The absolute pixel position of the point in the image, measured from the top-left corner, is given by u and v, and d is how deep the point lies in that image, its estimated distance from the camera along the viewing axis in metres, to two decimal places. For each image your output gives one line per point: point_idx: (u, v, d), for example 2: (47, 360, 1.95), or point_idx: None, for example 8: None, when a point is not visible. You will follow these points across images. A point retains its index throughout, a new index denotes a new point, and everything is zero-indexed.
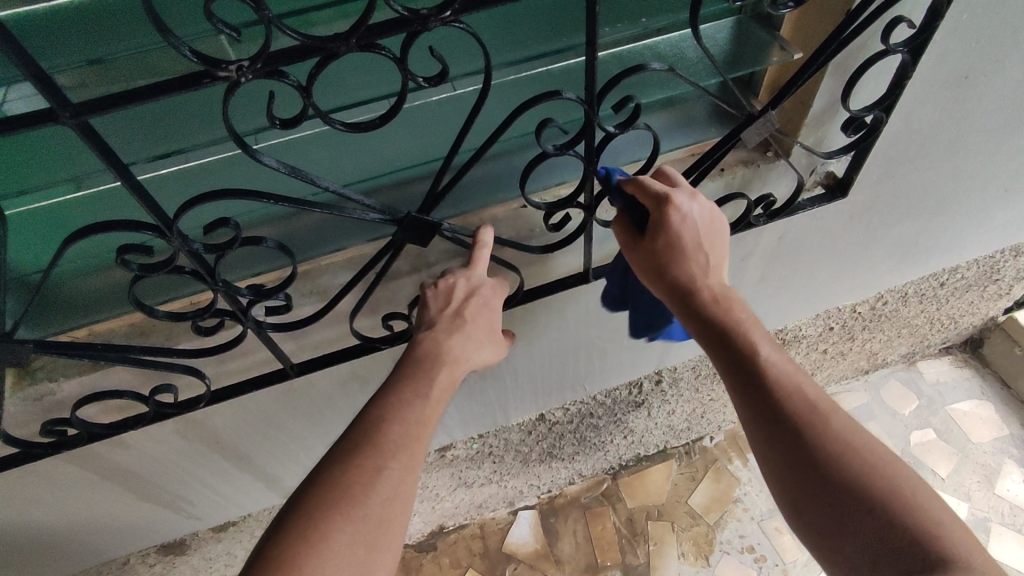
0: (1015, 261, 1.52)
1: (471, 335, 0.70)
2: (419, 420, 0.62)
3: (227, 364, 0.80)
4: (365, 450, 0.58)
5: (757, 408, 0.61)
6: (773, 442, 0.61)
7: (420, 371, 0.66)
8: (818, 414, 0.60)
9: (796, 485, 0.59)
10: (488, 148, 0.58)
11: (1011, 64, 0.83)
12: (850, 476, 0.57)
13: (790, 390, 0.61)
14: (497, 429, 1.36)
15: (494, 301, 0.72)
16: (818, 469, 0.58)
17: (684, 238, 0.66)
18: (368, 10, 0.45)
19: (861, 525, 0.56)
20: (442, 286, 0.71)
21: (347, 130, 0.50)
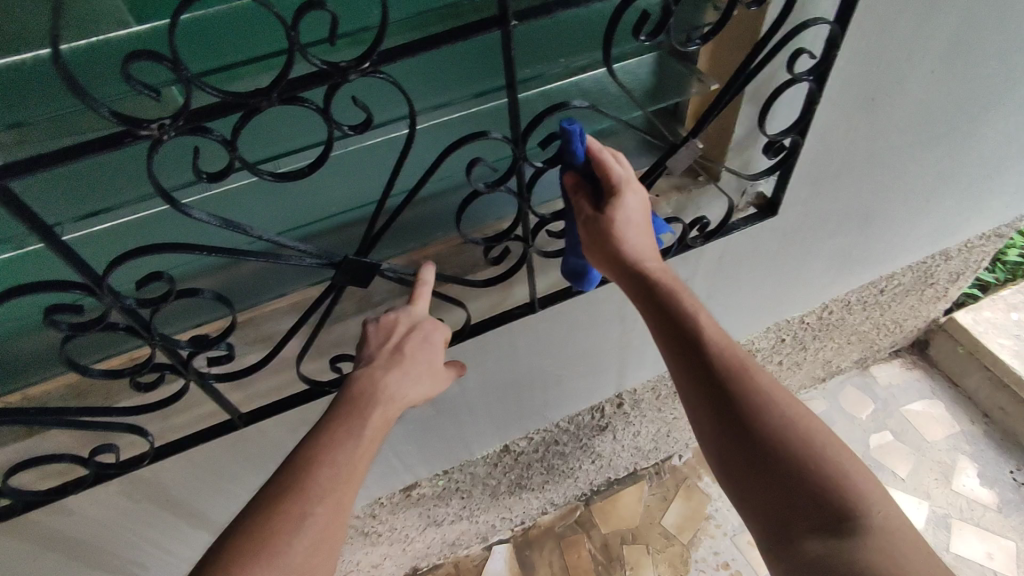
0: (948, 264, 1.60)
1: (409, 373, 0.69)
2: (350, 463, 0.60)
3: (171, 419, 0.78)
4: (289, 498, 0.56)
5: (699, 377, 0.64)
6: (715, 415, 0.63)
7: (353, 411, 0.64)
8: (756, 388, 0.63)
9: (730, 460, 0.62)
10: (419, 189, 0.60)
11: (911, 83, 0.90)
12: (788, 453, 0.59)
13: (735, 379, 0.63)
14: (463, 464, 1.34)
15: (438, 335, 0.73)
16: (754, 449, 0.60)
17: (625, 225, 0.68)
18: (286, 66, 0.47)
19: (792, 506, 0.58)
20: (384, 322, 0.72)
21: (276, 179, 0.53)
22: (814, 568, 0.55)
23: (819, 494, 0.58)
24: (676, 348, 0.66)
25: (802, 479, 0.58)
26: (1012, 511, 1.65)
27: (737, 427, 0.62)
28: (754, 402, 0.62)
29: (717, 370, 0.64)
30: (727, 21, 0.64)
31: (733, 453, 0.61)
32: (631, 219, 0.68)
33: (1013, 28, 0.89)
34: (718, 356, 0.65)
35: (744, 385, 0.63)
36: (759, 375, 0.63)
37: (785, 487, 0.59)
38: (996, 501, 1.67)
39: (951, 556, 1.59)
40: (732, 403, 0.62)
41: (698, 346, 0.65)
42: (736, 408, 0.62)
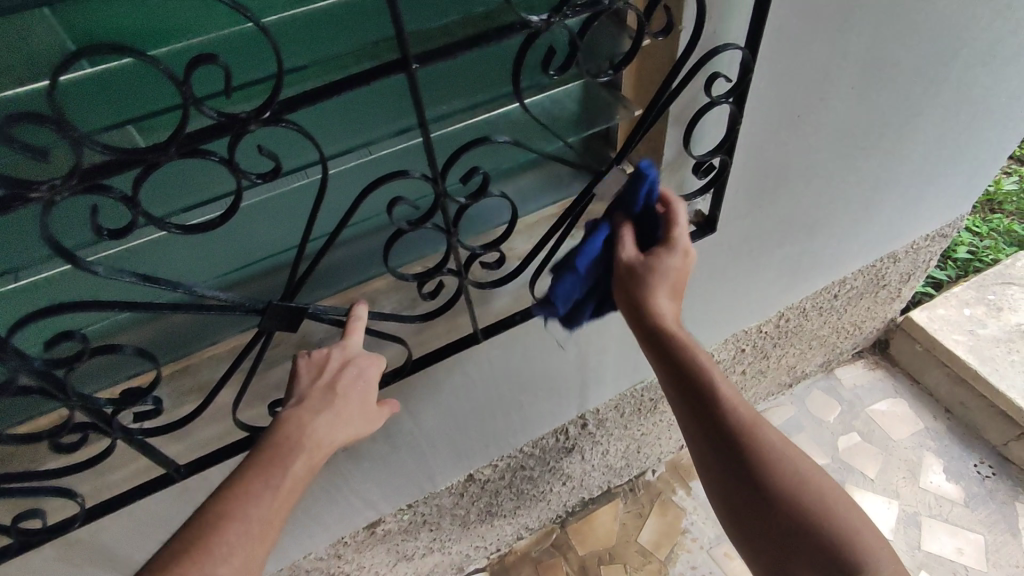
0: (896, 266, 1.63)
1: (341, 413, 0.68)
2: (263, 517, 0.59)
3: (106, 477, 0.76)
4: (188, 559, 0.55)
5: (715, 435, 0.68)
6: (731, 470, 0.67)
7: (274, 459, 0.63)
8: (768, 444, 0.67)
9: (744, 513, 0.67)
10: (339, 231, 0.60)
11: (833, 99, 0.92)
12: (799, 508, 0.65)
13: (750, 443, 0.67)
14: (428, 497, 1.31)
15: (373, 370, 0.72)
16: (766, 504, 0.66)
17: (660, 281, 0.70)
18: (181, 121, 0.47)
19: (801, 555, 0.64)
20: (317, 356, 0.71)
21: (182, 232, 0.52)
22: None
23: (822, 547, 0.64)
24: (695, 411, 0.69)
25: (811, 530, 0.64)
26: (978, 504, 1.68)
27: (752, 483, 0.66)
28: (770, 458, 0.66)
29: (734, 429, 0.67)
30: (637, 51, 0.64)
31: (747, 508, 0.67)
32: (674, 278, 0.71)
33: (924, 42, 0.93)
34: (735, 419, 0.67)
35: (760, 444, 0.67)
36: (769, 430, 0.68)
37: (796, 539, 0.65)
38: (962, 496, 1.69)
39: (922, 553, 1.60)
40: (748, 468, 0.66)
41: (717, 408, 0.67)
42: (750, 472, 0.66)
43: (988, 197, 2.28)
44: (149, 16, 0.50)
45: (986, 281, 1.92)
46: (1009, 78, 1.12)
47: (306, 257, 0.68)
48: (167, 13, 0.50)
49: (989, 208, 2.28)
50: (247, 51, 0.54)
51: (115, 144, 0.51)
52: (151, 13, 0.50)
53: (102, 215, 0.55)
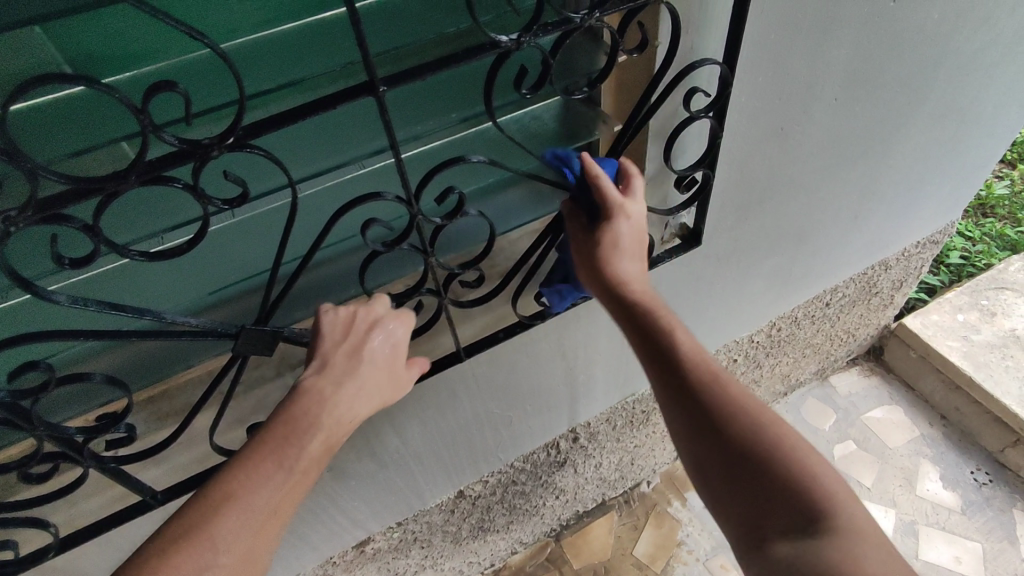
0: (888, 274, 1.61)
1: (367, 385, 0.65)
2: (269, 504, 0.58)
3: (80, 504, 0.75)
4: (187, 547, 0.55)
5: (670, 384, 0.66)
6: (689, 419, 0.64)
7: (291, 435, 0.60)
8: (728, 395, 0.64)
9: (703, 464, 0.63)
10: (310, 256, 0.59)
11: (816, 111, 0.92)
12: (758, 455, 0.60)
13: (711, 394, 0.64)
14: (417, 515, 1.29)
15: (401, 332, 0.69)
16: (722, 451, 0.61)
17: (612, 242, 0.70)
18: (141, 149, 0.46)
19: (758, 506, 0.59)
20: (344, 313, 0.68)
21: (145, 259, 0.51)
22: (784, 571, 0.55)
23: (790, 499, 0.58)
24: (656, 366, 0.67)
25: (770, 479, 0.59)
26: (976, 512, 1.66)
27: (708, 430, 0.63)
28: (726, 406, 0.63)
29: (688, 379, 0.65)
30: (611, 68, 0.63)
31: (706, 457, 0.62)
32: (624, 240, 0.70)
33: (906, 52, 0.93)
34: (694, 371, 0.65)
35: (717, 393, 0.63)
36: (732, 383, 0.65)
37: (754, 488, 0.59)
38: (959, 504, 1.68)
39: (920, 563, 1.59)
40: (708, 419, 0.63)
41: (671, 357, 0.66)
42: (710, 423, 0.63)
43: (980, 201, 2.27)
44: (107, 41, 0.49)
45: (979, 286, 1.90)
46: (992, 86, 1.11)
47: (280, 280, 0.67)
48: (125, 38, 0.50)
49: (982, 212, 2.27)
50: (207, 75, 0.54)
51: (72, 174, 0.51)
52: (109, 39, 0.49)
53: (62, 243, 0.55)
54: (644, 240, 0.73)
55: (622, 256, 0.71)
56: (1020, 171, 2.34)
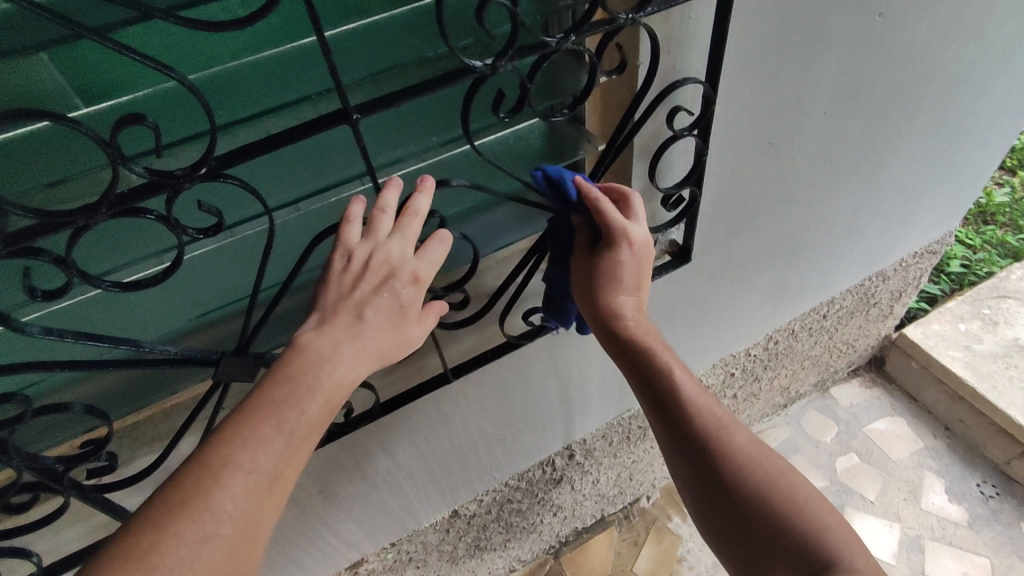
0: (886, 284, 1.60)
1: (368, 349, 0.58)
2: (271, 470, 0.52)
3: (63, 531, 0.74)
4: (181, 517, 0.49)
5: (673, 430, 0.70)
6: (692, 463, 0.69)
7: (289, 395, 0.54)
8: (727, 441, 0.68)
9: (709, 507, 0.68)
10: (289, 281, 0.59)
11: (805, 125, 0.91)
12: (757, 503, 0.65)
13: (720, 445, 0.68)
14: (412, 535, 1.27)
15: (410, 294, 0.60)
16: (726, 499, 0.67)
17: (614, 277, 0.70)
18: (111, 182, 0.46)
19: (762, 551, 0.65)
20: (357, 258, 0.59)
21: (118, 290, 0.50)
22: None
23: (803, 551, 0.63)
24: (664, 418, 0.71)
25: (772, 524, 0.64)
26: (982, 526, 1.64)
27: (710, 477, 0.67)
28: (728, 454, 0.67)
29: (691, 427, 0.69)
30: (591, 90, 0.63)
31: (711, 503, 0.68)
32: (627, 273, 0.70)
33: (895, 67, 0.92)
34: (703, 423, 0.69)
35: (717, 441, 0.68)
36: (731, 428, 0.69)
37: (756, 533, 0.65)
38: (965, 518, 1.65)
39: None
40: (719, 474, 0.67)
41: (674, 404, 0.70)
42: (719, 473, 0.67)
43: (980, 209, 2.26)
44: (70, 75, 0.49)
45: (980, 295, 1.88)
46: (984, 98, 1.11)
47: (259, 306, 0.68)
48: (96, 69, 0.50)
49: (982, 220, 2.25)
50: (178, 108, 0.54)
51: (42, 208, 0.51)
52: (77, 71, 0.50)
53: (35, 276, 0.55)
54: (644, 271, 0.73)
55: (625, 293, 0.71)
56: (1020, 178, 2.33)
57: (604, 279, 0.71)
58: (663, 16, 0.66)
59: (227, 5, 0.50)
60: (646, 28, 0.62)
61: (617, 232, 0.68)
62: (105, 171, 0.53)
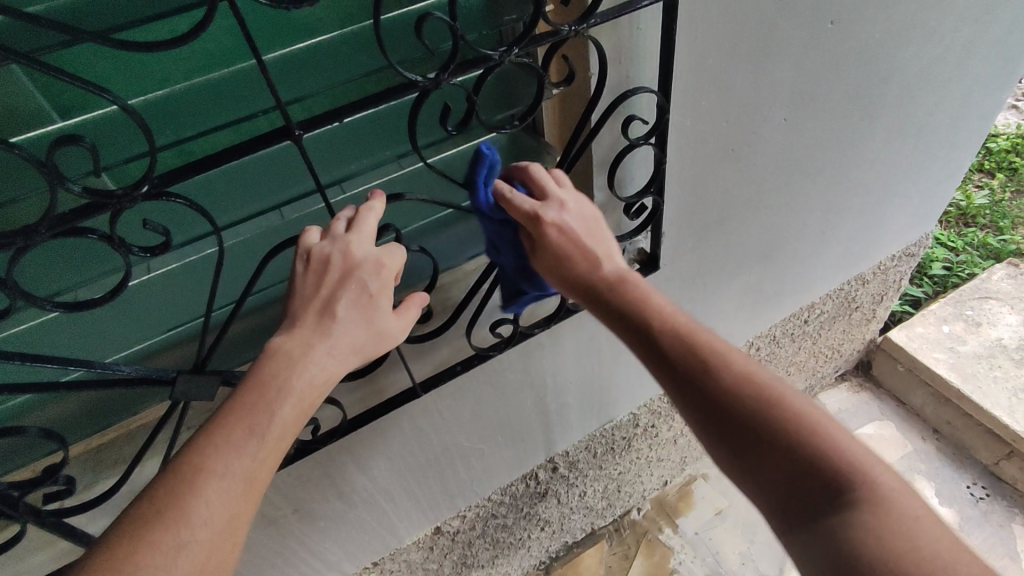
0: (866, 288, 1.60)
1: (341, 346, 0.57)
2: (247, 474, 0.51)
3: (25, 558, 0.73)
4: (155, 527, 0.47)
5: (659, 357, 0.61)
6: (686, 390, 0.59)
7: (258, 402, 0.53)
8: (718, 361, 0.59)
9: (717, 439, 0.57)
10: (242, 301, 0.61)
11: (765, 131, 0.92)
12: (764, 424, 0.55)
13: (709, 370, 0.58)
14: (394, 553, 1.25)
15: (380, 284, 0.59)
16: (729, 425, 0.56)
17: (561, 246, 0.66)
18: (51, 202, 0.46)
19: (780, 478, 0.54)
20: (317, 258, 0.59)
21: (64, 311, 0.50)
22: (833, 548, 0.50)
23: (820, 472, 0.53)
24: (650, 350, 0.62)
25: (783, 444, 0.54)
26: (974, 527, 1.63)
27: (708, 404, 0.58)
28: (720, 375, 0.58)
29: (674, 352, 0.60)
30: (539, 102, 0.63)
31: (717, 433, 0.57)
32: (567, 242, 0.66)
33: (852, 71, 0.93)
34: (693, 357, 0.59)
35: (704, 361, 0.59)
36: (720, 347, 0.60)
37: (771, 457, 0.54)
38: (956, 520, 1.64)
39: None
40: (715, 402, 0.57)
41: (651, 332, 0.62)
42: (716, 398, 0.57)
43: (961, 212, 2.28)
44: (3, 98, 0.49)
45: (963, 297, 1.88)
46: (946, 100, 1.12)
47: (212, 327, 0.69)
48: (35, 92, 0.50)
49: (963, 222, 2.27)
50: (120, 132, 0.55)
51: None
52: (10, 96, 0.50)
53: None
54: (593, 221, 0.68)
55: (587, 255, 0.66)
56: (999, 180, 2.35)
57: (554, 260, 0.67)
58: (611, 27, 0.67)
59: (171, 23, 0.52)
60: (592, 39, 0.63)
61: (530, 217, 0.65)
62: (47, 193, 0.54)
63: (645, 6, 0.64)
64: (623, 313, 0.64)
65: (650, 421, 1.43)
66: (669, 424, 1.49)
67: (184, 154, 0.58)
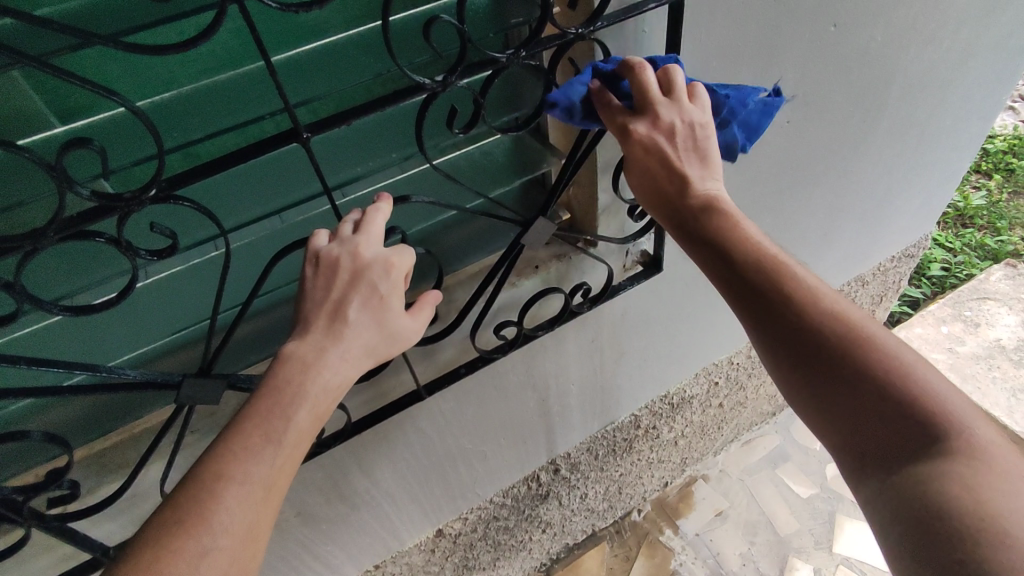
0: (866, 289, 1.60)
1: (353, 350, 0.57)
2: (266, 480, 0.51)
3: (27, 563, 0.72)
4: (176, 535, 0.47)
5: (750, 292, 0.57)
6: (777, 327, 0.56)
7: (274, 408, 0.53)
8: (813, 299, 0.55)
9: (803, 378, 0.56)
10: (248, 303, 0.61)
11: (769, 133, 0.92)
12: (861, 365, 0.53)
13: (805, 307, 0.55)
14: (396, 556, 1.25)
15: (390, 285, 0.59)
16: (822, 366, 0.54)
17: (653, 157, 0.62)
18: (60, 207, 0.46)
19: (868, 422, 0.53)
20: (326, 263, 0.59)
21: (72, 314, 0.50)
22: (914, 496, 0.51)
23: (911, 418, 0.52)
24: (737, 283, 0.58)
25: (877, 388, 0.53)
26: None
27: (799, 342, 0.55)
28: (815, 313, 0.55)
29: (768, 287, 0.56)
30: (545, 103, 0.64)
31: (805, 372, 0.55)
32: (657, 154, 0.62)
33: (855, 72, 0.94)
34: (786, 293, 0.56)
35: (800, 297, 0.55)
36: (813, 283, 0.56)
37: (862, 401, 0.53)
38: None
39: None
40: (807, 341, 0.55)
41: (742, 265, 0.57)
42: (810, 337, 0.55)
43: (958, 213, 2.29)
44: (6, 102, 0.49)
45: (961, 297, 1.88)
46: (947, 102, 1.13)
47: (219, 329, 0.70)
48: (41, 95, 0.50)
49: (960, 223, 2.28)
50: (127, 136, 0.55)
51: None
52: (9, 99, 0.49)
53: None
54: (694, 129, 0.62)
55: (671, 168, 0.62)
56: (995, 181, 2.36)
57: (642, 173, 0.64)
58: (616, 30, 0.67)
59: (178, 25, 0.52)
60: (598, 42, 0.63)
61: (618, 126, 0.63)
62: (54, 197, 0.54)
63: (651, 9, 0.65)
64: (715, 241, 0.59)
65: (652, 423, 1.43)
66: (670, 425, 1.49)
67: (190, 157, 0.57)
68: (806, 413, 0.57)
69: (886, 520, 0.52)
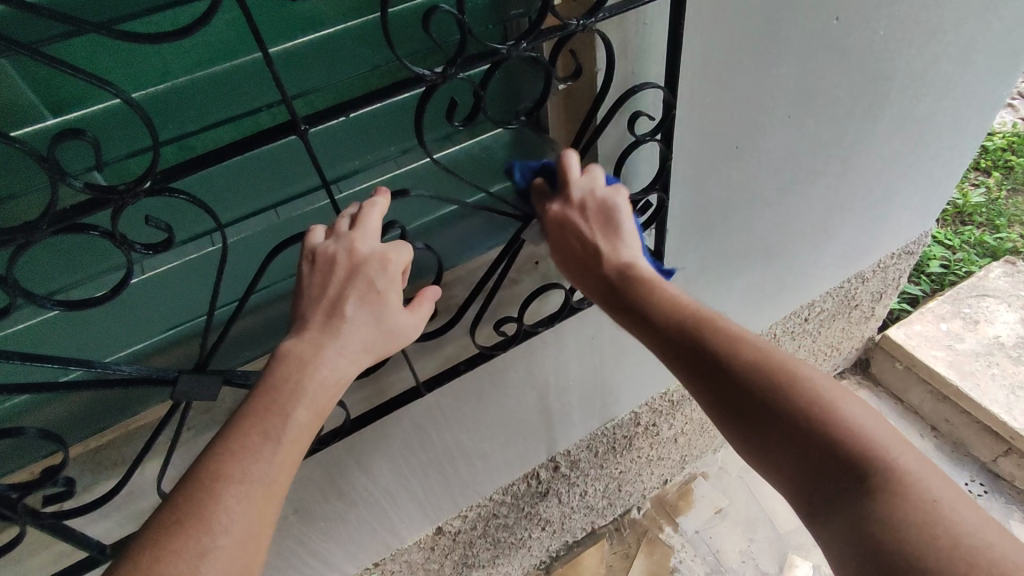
0: (867, 286, 1.60)
1: (351, 346, 0.56)
2: (266, 478, 0.50)
3: (23, 560, 0.72)
4: (173, 534, 0.46)
5: (672, 351, 0.62)
6: (701, 381, 0.60)
7: (272, 405, 0.52)
8: (727, 351, 0.59)
9: (733, 427, 0.58)
10: (244, 299, 0.60)
11: (769, 128, 0.92)
12: (778, 408, 0.55)
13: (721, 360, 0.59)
14: (395, 553, 1.24)
15: (387, 280, 0.58)
16: (743, 414, 0.57)
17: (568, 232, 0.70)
18: (52, 199, 0.45)
19: (799, 463, 0.54)
20: (323, 258, 0.58)
21: (65, 309, 0.49)
22: (854, 531, 0.51)
23: (835, 456, 0.53)
24: (663, 342, 0.62)
25: (797, 428, 0.54)
26: None
27: (721, 395, 0.58)
28: (730, 362, 0.58)
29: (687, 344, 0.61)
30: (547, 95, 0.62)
31: (735, 422, 0.58)
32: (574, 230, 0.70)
33: (855, 69, 0.93)
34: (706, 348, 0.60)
35: (716, 351, 0.59)
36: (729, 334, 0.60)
37: (786, 444, 0.55)
38: None
39: None
40: (726, 392, 0.58)
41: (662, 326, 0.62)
42: (730, 387, 0.58)
43: (957, 210, 2.29)
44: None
45: (961, 294, 1.88)
46: (947, 98, 1.12)
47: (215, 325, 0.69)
48: (32, 85, 0.49)
49: (959, 220, 2.27)
50: (126, 128, 0.54)
51: None
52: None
53: None
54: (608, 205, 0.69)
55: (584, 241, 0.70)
56: (994, 178, 2.36)
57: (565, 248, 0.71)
58: (617, 22, 0.66)
59: (173, 15, 0.51)
60: (599, 33, 0.62)
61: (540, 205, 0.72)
62: (48, 189, 0.53)
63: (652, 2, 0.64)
64: (638, 303, 0.65)
65: (651, 420, 1.43)
66: (670, 422, 1.49)
67: (185, 150, 0.57)
68: (748, 460, 0.58)
69: (841, 557, 0.52)
